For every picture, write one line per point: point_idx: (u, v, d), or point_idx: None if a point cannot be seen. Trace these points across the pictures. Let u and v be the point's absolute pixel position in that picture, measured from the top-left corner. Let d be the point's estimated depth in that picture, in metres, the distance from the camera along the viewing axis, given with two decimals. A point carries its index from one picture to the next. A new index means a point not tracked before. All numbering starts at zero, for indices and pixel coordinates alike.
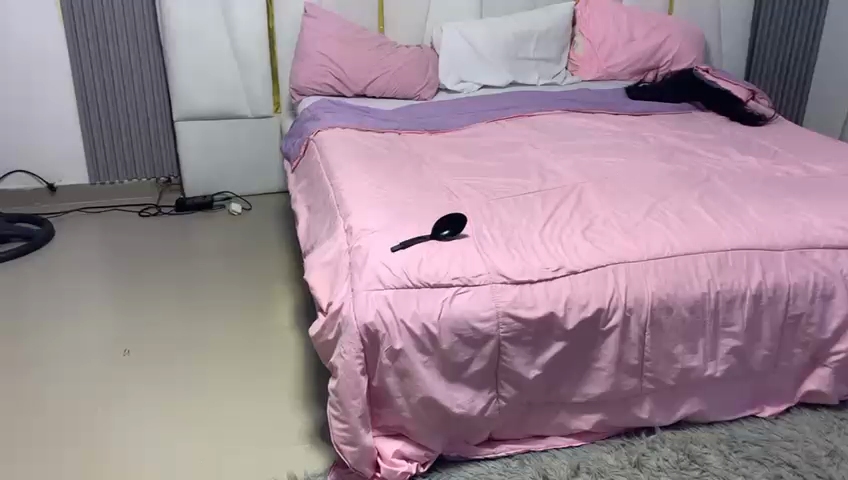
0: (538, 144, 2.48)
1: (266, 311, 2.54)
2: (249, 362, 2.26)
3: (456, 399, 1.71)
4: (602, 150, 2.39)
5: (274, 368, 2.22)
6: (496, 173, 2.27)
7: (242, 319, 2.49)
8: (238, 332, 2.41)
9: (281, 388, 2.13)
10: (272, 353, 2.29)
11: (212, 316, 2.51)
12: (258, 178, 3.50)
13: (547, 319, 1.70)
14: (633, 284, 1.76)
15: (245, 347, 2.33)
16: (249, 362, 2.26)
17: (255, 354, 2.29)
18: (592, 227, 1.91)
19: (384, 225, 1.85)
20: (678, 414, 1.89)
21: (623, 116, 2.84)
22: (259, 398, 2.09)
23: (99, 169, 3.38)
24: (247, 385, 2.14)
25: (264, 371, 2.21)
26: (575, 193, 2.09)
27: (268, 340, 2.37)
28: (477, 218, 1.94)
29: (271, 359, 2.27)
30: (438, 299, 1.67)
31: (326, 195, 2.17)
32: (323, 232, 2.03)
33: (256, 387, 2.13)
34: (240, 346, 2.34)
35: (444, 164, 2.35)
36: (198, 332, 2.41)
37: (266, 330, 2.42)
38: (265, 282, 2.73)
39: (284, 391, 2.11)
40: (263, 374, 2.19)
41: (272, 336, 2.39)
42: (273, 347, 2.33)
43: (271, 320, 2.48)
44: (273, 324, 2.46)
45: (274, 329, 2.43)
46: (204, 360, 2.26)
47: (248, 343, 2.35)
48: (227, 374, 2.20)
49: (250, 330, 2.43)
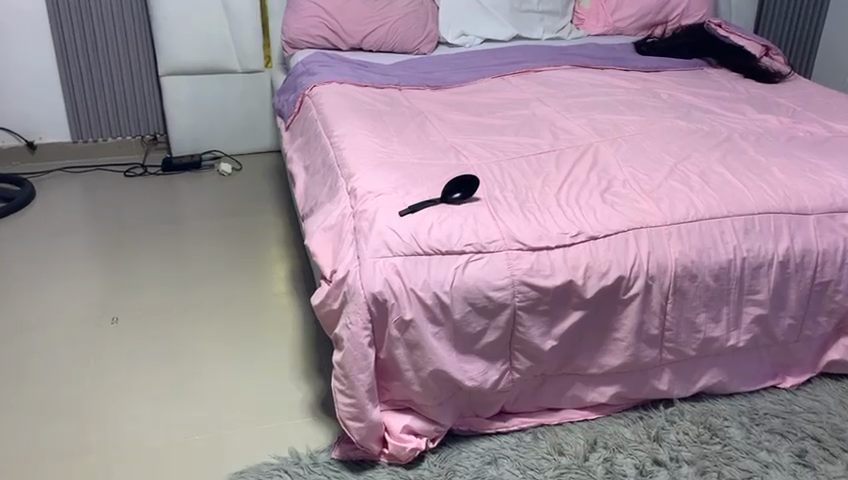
0: (547, 101, 2.35)
1: (259, 278, 2.41)
2: (246, 329, 2.15)
3: (468, 372, 1.61)
4: (615, 107, 2.27)
5: (270, 337, 2.11)
6: (504, 132, 2.15)
7: (235, 286, 2.36)
8: (232, 299, 2.30)
9: (278, 359, 2.02)
10: (268, 322, 2.18)
11: (203, 282, 2.39)
12: (247, 136, 3.35)
13: (565, 288, 1.60)
14: (656, 250, 1.66)
15: (240, 315, 2.21)
16: (244, 331, 2.14)
17: (250, 323, 2.18)
18: (611, 189, 1.80)
19: (390, 189, 1.72)
20: (698, 385, 1.80)
21: (633, 73, 2.71)
22: (256, 369, 1.98)
23: (81, 125, 3.21)
24: (242, 356, 2.03)
25: (260, 341, 2.10)
26: (591, 154, 1.97)
27: (264, 308, 2.25)
28: (488, 181, 1.82)
29: (267, 328, 2.15)
30: (450, 266, 1.57)
31: (325, 154, 2.04)
32: (323, 194, 1.90)
33: (253, 356, 2.03)
34: (234, 314, 2.22)
35: (450, 122, 2.22)
36: (189, 299, 2.29)
37: (261, 297, 2.31)
38: (258, 247, 2.61)
39: (281, 362, 2.00)
40: (259, 345, 2.08)
41: (267, 304, 2.27)
42: (269, 316, 2.21)
43: (266, 287, 2.36)
44: (268, 291, 2.34)
45: (269, 296, 2.31)
46: (196, 329, 2.15)
47: (243, 311, 2.23)
48: (221, 343, 2.08)
49: (244, 297, 2.31)
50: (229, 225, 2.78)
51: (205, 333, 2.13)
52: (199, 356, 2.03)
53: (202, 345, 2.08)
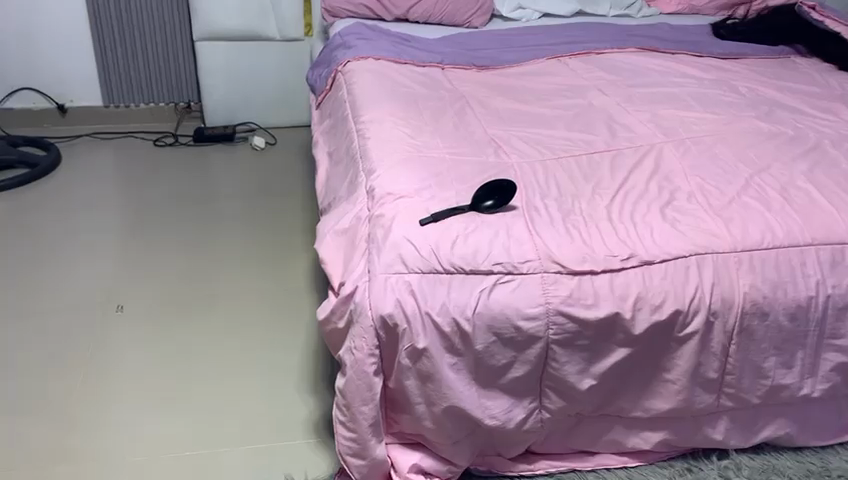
0: (606, 90, 2.08)
1: (277, 270, 2.23)
2: (258, 328, 1.98)
3: (489, 410, 1.39)
4: (684, 101, 1.98)
5: (280, 341, 1.93)
6: (554, 125, 1.89)
7: (251, 279, 2.19)
8: (245, 294, 2.12)
9: (285, 367, 1.84)
10: (280, 323, 2.00)
11: (217, 272, 2.22)
12: (285, 109, 3.16)
13: (609, 321, 1.37)
14: (721, 281, 1.41)
15: (251, 313, 2.04)
16: (254, 331, 1.97)
17: (260, 323, 2.00)
18: (673, 204, 1.54)
19: (413, 191, 1.49)
20: (759, 437, 1.55)
21: (708, 59, 2.40)
22: (260, 378, 1.80)
23: (113, 89, 3.08)
24: (247, 361, 1.86)
25: (271, 342, 1.93)
26: (650, 158, 1.71)
27: (278, 305, 2.07)
28: (528, 187, 1.58)
29: (278, 329, 1.97)
30: (475, 288, 1.35)
31: (349, 141, 1.82)
32: (343, 189, 1.70)
33: (261, 360, 1.86)
34: (246, 311, 2.05)
35: (493, 110, 1.98)
36: (202, 290, 2.14)
37: (277, 293, 2.13)
38: (282, 234, 2.42)
39: (288, 371, 1.82)
40: (266, 349, 1.90)
41: (283, 302, 2.09)
42: (282, 315, 2.03)
43: (283, 282, 2.17)
44: (285, 287, 2.15)
45: (285, 292, 2.13)
46: (203, 326, 1.99)
47: (255, 309, 2.06)
48: (226, 344, 1.92)
49: (258, 292, 2.13)
50: (255, 207, 2.60)
51: (212, 332, 1.97)
52: (203, 357, 1.87)
53: (207, 345, 1.92)
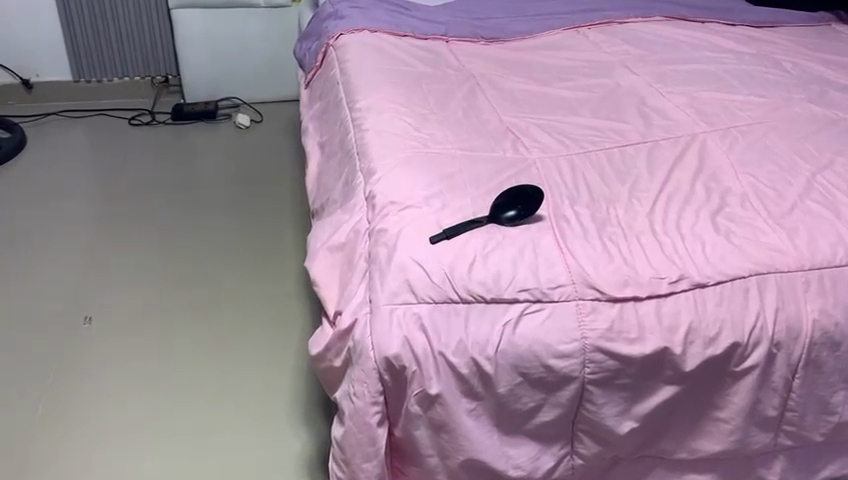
0: (634, 67, 1.83)
1: (263, 273, 2.02)
2: (245, 343, 1.78)
3: (513, 459, 1.18)
4: (724, 80, 1.74)
5: (267, 359, 1.73)
6: (579, 111, 1.65)
7: (235, 283, 1.98)
8: (228, 302, 1.91)
9: (273, 393, 1.64)
10: (266, 337, 1.79)
11: (197, 275, 2.00)
12: (271, 82, 2.90)
13: (656, 357, 1.15)
14: (787, 307, 1.19)
15: (234, 324, 1.83)
16: (238, 347, 1.76)
17: (245, 337, 1.79)
18: (724, 210, 1.31)
19: (421, 200, 1.26)
20: (819, 476, 1.35)
21: (743, 29, 2.15)
22: (245, 406, 1.60)
23: (82, 62, 2.80)
24: (230, 385, 1.66)
25: (260, 360, 1.72)
26: (692, 152, 1.48)
27: (265, 315, 1.86)
28: (555, 190, 1.35)
29: (265, 345, 1.77)
30: (497, 321, 1.13)
31: (343, 133, 1.59)
32: (338, 191, 1.46)
33: (248, 383, 1.66)
34: (230, 323, 1.84)
35: (507, 93, 1.73)
36: (183, 296, 1.92)
37: (265, 301, 1.91)
38: (268, 230, 2.20)
39: (276, 398, 1.62)
40: (253, 370, 1.70)
41: (270, 311, 1.88)
42: (269, 327, 1.82)
43: (270, 287, 1.96)
44: (273, 293, 1.94)
45: (273, 300, 1.91)
46: (182, 342, 1.78)
47: (239, 319, 1.85)
48: (208, 364, 1.71)
49: (242, 298, 1.92)
50: (239, 197, 2.36)
51: (192, 348, 1.76)
52: (183, 379, 1.67)
53: (185, 365, 1.71)
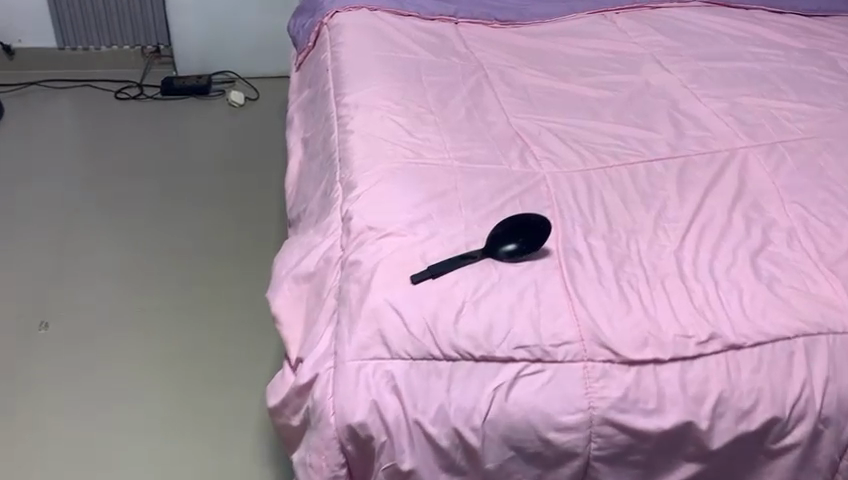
0: (666, 62, 1.60)
1: (238, 275, 1.85)
2: (207, 365, 1.62)
3: None
4: (771, 83, 1.51)
5: (233, 382, 1.58)
6: (600, 113, 1.43)
7: (207, 287, 1.82)
8: (197, 310, 1.75)
9: (236, 424, 1.50)
10: (234, 355, 1.64)
11: (167, 275, 1.84)
12: (270, 56, 2.68)
13: (677, 432, 0.96)
14: (840, 377, 0.98)
15: (202, 338, 1.68)
16: (204, 366, 1.61)
17: (212, 354, 1.64)
18: (768, 250, 1.10)
19: (405, 226, 1.06)
20: None
21: (793, 18, 1.89)
22: (205, 438, 1.47)
23: (66, 28, 2.60)
24: (192, 412, 1.51)
25: (222, 388, 1.57)
26: (730, 173, 1.26)
27: (235, 328, 1.71)
28: (566, 217, 1.14)
29: (232, 364, 1.62)
30: (486, 385, 0.93)
31: (327, 132, 1.38)
32: (315, 203, 1.27)
33: (206, 417, 1.51)
34: (197, 335, 1.69)
35: (519, 88, 1.51)
36: (145, 304, 1.76)
37: (236, 310, 1.76)
38: (250, 223, 2.03)
39: (239, 431, 1.48)
40: (216, 394, 1.56)
41: (241, 323, 1.72)
42: (239, 344, 1.67)
43: (244, 294, 1.80)
44: (247, 302, 1.78)
45: (246, 309, 1.76)
46: (143, 355, 1.63)
47: (207, 332, 1.70)
48: (168, 384, 1.57)
49: (213, 307, 1.76)
50: (222, 181, 2.18)
51: (153, 364, 1.61)
52: (136, 406, 1.52)
53: (144, 383, 1.57)
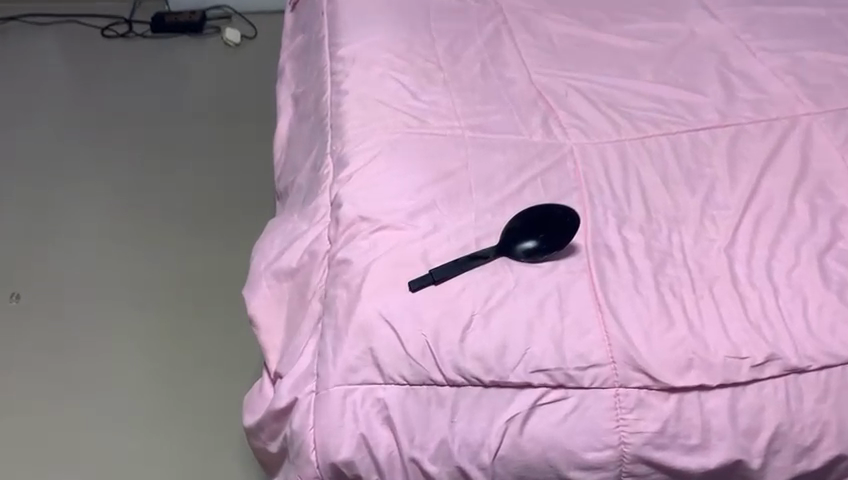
0: (715, 4, 1.38)
1: (228, 236, 1.65)
2: (185, 342, 1.44)
3: None
4: (837, 33, 1.29)
5: (219, 366, 1.41)
6: (637, 70, 1.23)
7: (193, 250, 1.62)
8: (182, 277, 1.56)
9: (221, 418, 1.33)
10: (221, 332, 1.46)
11: (150, 236, 1.65)
12: None
13: (724, 470, 0.81)
14: None
15: (186, 311, 1.50)
16: (188, 345, 1.44)
17: (197, 331, 1.46)
18: (839, 247, 0.92)
19: (404, 217, 0.89)
20: None
21: None
22: (186, 435, 1.31)
23: None
24: (173, 402, 1.36)
25: (200, 370, 1.40)
26: (791, 147, 1.07)
27: (223, 299, 1.52)
28: (596, 204, 0.97)
29: (220, 344, 1.44)
30: (497, 416, 0.78)
31: (319, 91, 1.19)
32: (304, 177, 1.10)
33: (183, 405, 1.35)
34: (181, 307, 1.50)
35: (544, 37, 1.30)
36: (120, 270, 1.58)
37: (225, 277, 1.56)
38: (241, 170, 1.80)
39: (224, 427, 1.32)
40: (195, 376, 1.39)
41: (230, 292, 1.53)
42: (227, 317, 1.48)
43: (234, 259, 1.60)
44: (237, 268, 1.58)
45: (236, 276, 1.56)
46: (118, 332, 1.46)
47: (192, 303, 1.51)
48: (145, 367, 1.41)
49: (200, 273, 1.57)
50: (210, 121, 1.95)
51: (128, 342, 1.45)
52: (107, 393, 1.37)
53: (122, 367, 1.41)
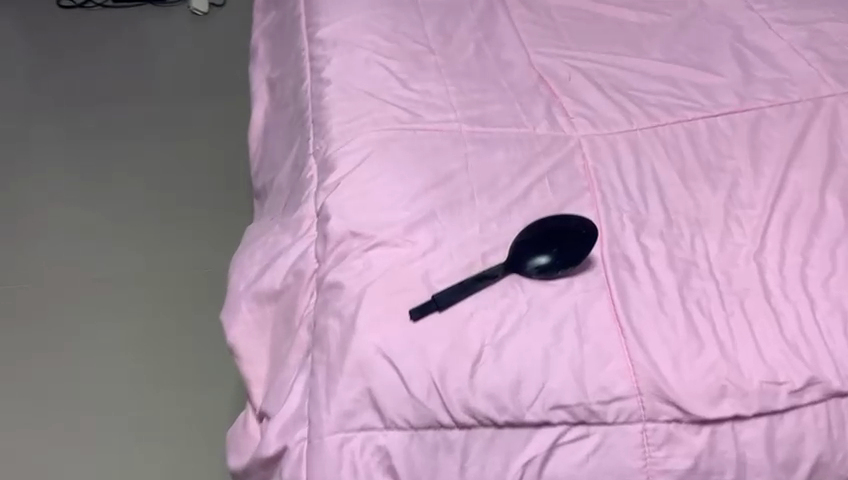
0: None
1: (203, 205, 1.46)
2: (145, 311, 1.28)
3: None
4: None
5: (185, 335, 1.26)
6: (644, 47, 1.12)
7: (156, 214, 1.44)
8: (151, 250, 1.37)
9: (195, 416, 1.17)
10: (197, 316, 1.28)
11: (113, 202, 1.46)
12: None
13: None
14: None
15: (156, 290, 1.32)
16: (149, 316, 1.28)
17: (168, 313, 1.28)
18: None
19: (400, 231, 0.79)
20: None
21: None
22: (155, 433, 1.15)
23: None
24: (142, 395, 1.19)
25: (164, 341, 1.25)
26: (817, 133, 0.98)
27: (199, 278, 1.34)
28: (611, 207, 0.87)
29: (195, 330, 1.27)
30: (513, 460, 0.70)
31: (298, 78, 1.07)
32: (285, 178, 0.99)
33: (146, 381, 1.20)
34: (151, 285, 1.32)
35: (540, 9, 1.18)
36: (65, 235, 1.40)
37: (200, 252, 1.38)
38: (216, 130, 1.60)
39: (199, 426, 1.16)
40: (159, 347, 1.24)
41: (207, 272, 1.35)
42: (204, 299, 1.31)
43: (210, 231, 1.41)
44: (213, 241, 1.40)
45: (213, 252, 1.38)
46: (65, 305, 1.29)
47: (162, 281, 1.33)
48: (100, 342, 1.24)
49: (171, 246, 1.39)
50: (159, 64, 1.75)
51: (79, 315, 1.28)
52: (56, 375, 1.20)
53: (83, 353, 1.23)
